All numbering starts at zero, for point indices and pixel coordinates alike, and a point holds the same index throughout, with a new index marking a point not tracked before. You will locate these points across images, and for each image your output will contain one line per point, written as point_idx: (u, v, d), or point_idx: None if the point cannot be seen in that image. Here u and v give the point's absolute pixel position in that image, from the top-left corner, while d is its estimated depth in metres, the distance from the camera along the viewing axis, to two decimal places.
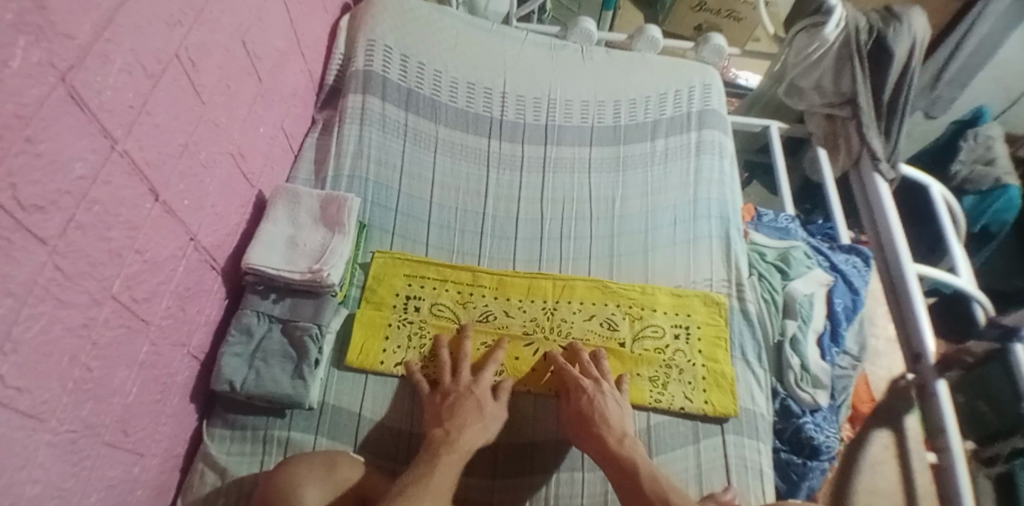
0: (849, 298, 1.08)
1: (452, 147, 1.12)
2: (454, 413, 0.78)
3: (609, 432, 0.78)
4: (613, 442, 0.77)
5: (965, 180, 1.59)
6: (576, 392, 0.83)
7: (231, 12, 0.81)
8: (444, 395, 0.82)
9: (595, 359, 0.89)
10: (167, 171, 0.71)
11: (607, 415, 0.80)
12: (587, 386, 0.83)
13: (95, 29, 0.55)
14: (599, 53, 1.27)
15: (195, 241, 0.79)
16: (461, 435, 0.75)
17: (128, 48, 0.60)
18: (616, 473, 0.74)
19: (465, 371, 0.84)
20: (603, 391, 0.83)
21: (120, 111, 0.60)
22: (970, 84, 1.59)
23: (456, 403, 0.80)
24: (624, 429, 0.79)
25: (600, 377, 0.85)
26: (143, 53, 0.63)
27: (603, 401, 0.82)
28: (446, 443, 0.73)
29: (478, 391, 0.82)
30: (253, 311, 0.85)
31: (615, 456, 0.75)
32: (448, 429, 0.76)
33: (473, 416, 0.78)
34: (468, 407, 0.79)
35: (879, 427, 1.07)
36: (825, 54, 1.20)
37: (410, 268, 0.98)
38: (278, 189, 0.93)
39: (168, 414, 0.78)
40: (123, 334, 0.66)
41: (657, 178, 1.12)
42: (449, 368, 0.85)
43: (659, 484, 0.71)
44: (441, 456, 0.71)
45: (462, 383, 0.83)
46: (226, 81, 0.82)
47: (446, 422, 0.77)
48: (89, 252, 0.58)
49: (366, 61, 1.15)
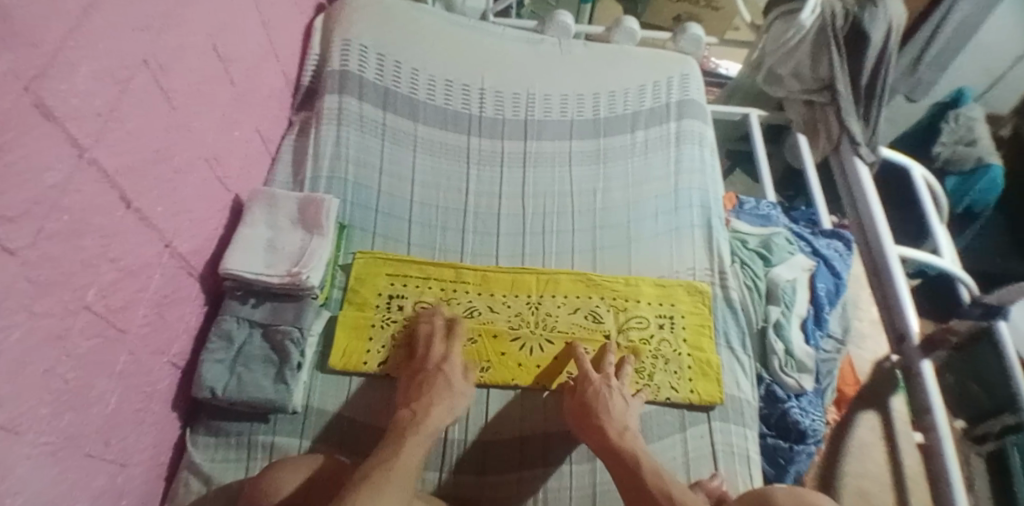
0: (832, 282, 1.08)
1: (432, 145, 1.12)
2: (423, 391, 0.80)
3: (609, 423, 0.77)
4: (613, 436, 0.76)
5: (947, 161, 1.61)
6: (584, 383, 0.83)
7: (202, 16, 0.81)
8: (414, 373, 0.84)
9: (620, 365, 0.89)
10: (139, 179, 0.70)
11: (609, 406, 0.79)
12: (594, 379, 0.83)
13: (60, 37, 0.54)
14: (579, 47, 1.26)
15: (170, 247, 0.78)
16: (428, 417, 0.76)
17: (98, 55, 0.60)
18: (616, 467, 0.74)
19: (437, 346, 0.86)
20: (609, 384, 0.83)
21: (87, 119, 0.59)
22: (951, 68, 1.61)
23: (426, 381, 0.81)
24: (624, 422, 0.79)
25: (611, 373, 0.86)
26: (111, 60, 0.62)
27: (607, 393, 0.81)
28: (411, 425, 0.74)
29: (448, 369, 0.83)
30: (233, 316, 0.84)
31: (617, 450, 0.75)
32: (415, 410, 0.77)
33: (441, 394, 0.79)
34: (438, 386, 0.80)
35: (866, 409, 1.07)
36: (801, 41, 1.21)
37: (392, 267, 0.97)
38: (255, 192, 0.92)
39: (150, 423, 0.77)
40: (99, 343, 0.65)
41: (638, 169, 1.12)
42: (426, 338, 0.88)
43: (660, 480, 0.70)
44: (407, 438, 0.72)
45: (432, 359, 0.84)
46: (198, 85, 0.81)
47: (414, 403, 0.78)
48: (62, 261, 0.57)
49: (342, 61, 1.14)
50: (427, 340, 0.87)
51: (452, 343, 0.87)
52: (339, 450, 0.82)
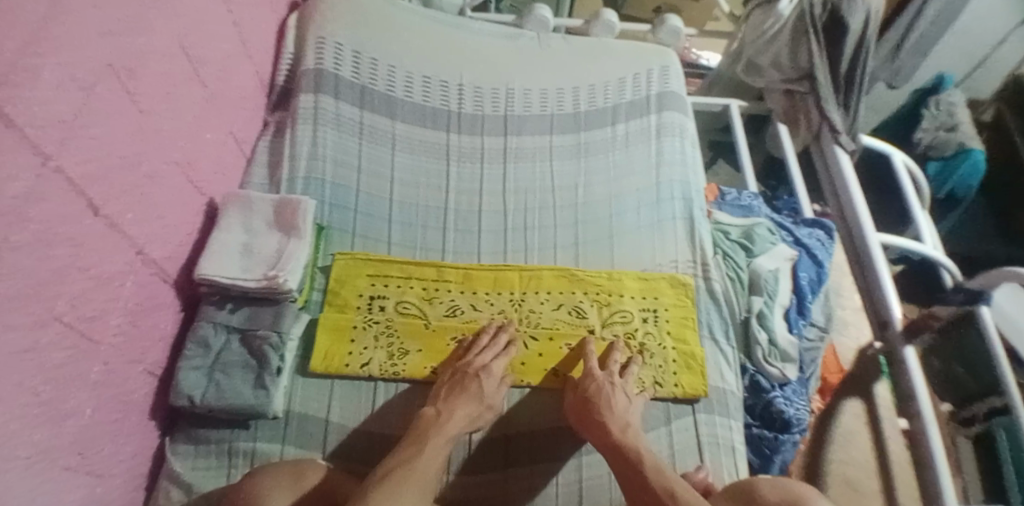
0: (814, 271, 1.08)
1: (411, 143, 1.10)
2: (453, 393, 0.81)
3: (613, 420, 0.77)
4: (616, 432, 0.76)
5: (929, 147, 1.63)
6: (586, 379, 0.83)
7: (169, 17, 0.78)
8: (453, 372, 0.84)
9: (624, 365, 0.88)
10: (108, 186, 0.68)
11: (612, 403, 0.80)
12: (597, 376, 0.83)
13: (21, 43, 0.52)
14: (557, 40, 1.25)
15: (143, 254, 0.76)
16: (450, 419, 0.77)
17: (59, 60, 0.58)
18: (618, 464, 0.73)
19: (486, 351, 0.86)
20: (612, 381, 0.83)
21: (50, 126, 0.57)
22: (931, 54, 1.60)
23: (458, 384, 0.82)
24: (627, 419, 0.79)
25: (613, 371, 0.85)
26: (72, 64, 0.60)
27: (609, 391, 0.81)
28: (434, 425, 0.76)
29: (484, 377, 0.82)
30: (210, 323, 0.83)
31: (620, 446, 0.75)
32: (439, 410, 0.78)
33: (469, 399, 0.80)
34: (470, 391, 0.81)
35: (850, 397, 1.08)
36: (780, 30, 1.23)
37: (373, 268, 0.96)
38: (230, 196, 0.91)
39: (127, 434, 0.76)
40: (72, 355, 0.63)
41: (619, 163, 1.11)
42: (481, 343, 0.87)
43: (663, 476, 0.69)
44: (430, 439, 0.73)
45: (473, 364, 0.84)
46: (167, 89, 0.79)
47: (440, 403, 0.80)
48: (32, 272, 0.56)
49: (316, 59, 1.12)
50: (482, 346, 0.87)
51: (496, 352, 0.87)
52: (321, 455, 0.80)
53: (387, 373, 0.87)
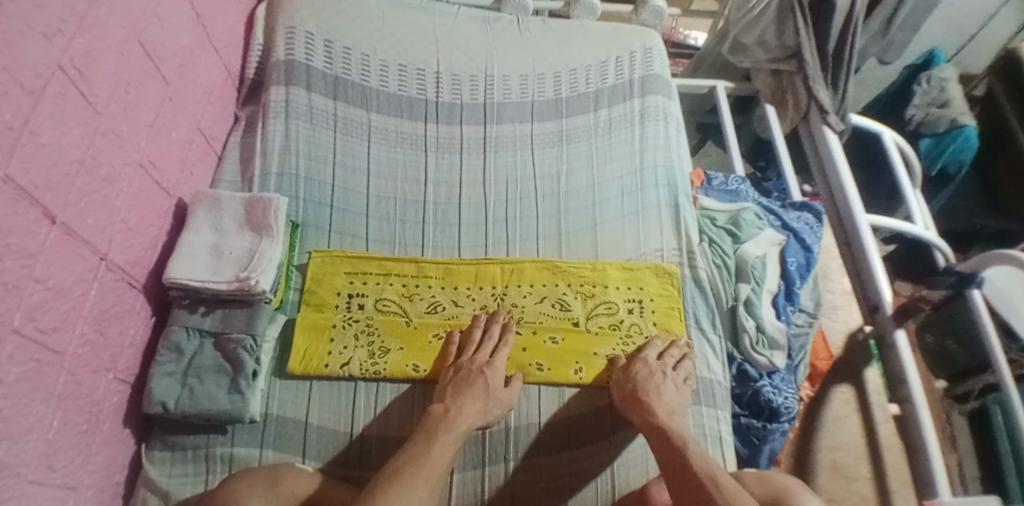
0: (802, 256, 1.06)
1: (387, 135, 1.07)
2: (459, 390, 0.79)
3: (660, 405, 0.78)
4: (662, 415, 0.77)
5: (921, 124, 1.60)
6: (638, 364, 0.84)
7: (123, 13, 0.74)
8: (456, 369, 0.83)
9: (679, 359, 0.86)
10: (63, 192, 0.64)
11: (660, 390, 0.79)
12: (651, 363, 0.83)
13: None
14: (536, 24, 1.23)
15: (106, 260, 0.72)
16: (460, 415, 0.76)
17: (2, 65, 0.54)
18: (660, 447, 0.73)
19: (485, 349, 0.85)
20: (664, 370, 0.82)
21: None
22: (920, 31, 1.57)
23: (464, 380, 0.80)
24: (675, 408, 0.79)
25: (660, 358, 0.85)
26: (18, 68, 0.56)
27: (659, 378, 0.81)
28: (443, 422, 0.75)
29: (489, 373, 0.81)
30: (181, 327, 0.81)
31: (665, 428, 0.75)
32: (447, 407, 0.77)
33: (477, 396, 0.78)
34: (476, 387, 0.79)
35: (839, 383, 1.07)
36: (765, 8, 1.18)
37: (350, 265, 0.93)
38: (198, 195, 0.88)
39: (99, 444, 0.72)
40: (33, 368, 0.60)
41: (602, 151, 1.09)
42: (474, 342, 0.86)
43: (708, 464, 0.69)
44: (438, 437, 0.72)
45: (477, 360, 0.83)
46: (124, 87, 0.75)
47: (447, 399, 0.78)
48: None
49: (287, 50, 1.09)
50: (476, 342, 0.86)
51: (493, 351, 0.86)
52: (300, 458, 0.79)
53: (368, 373, 0.85)
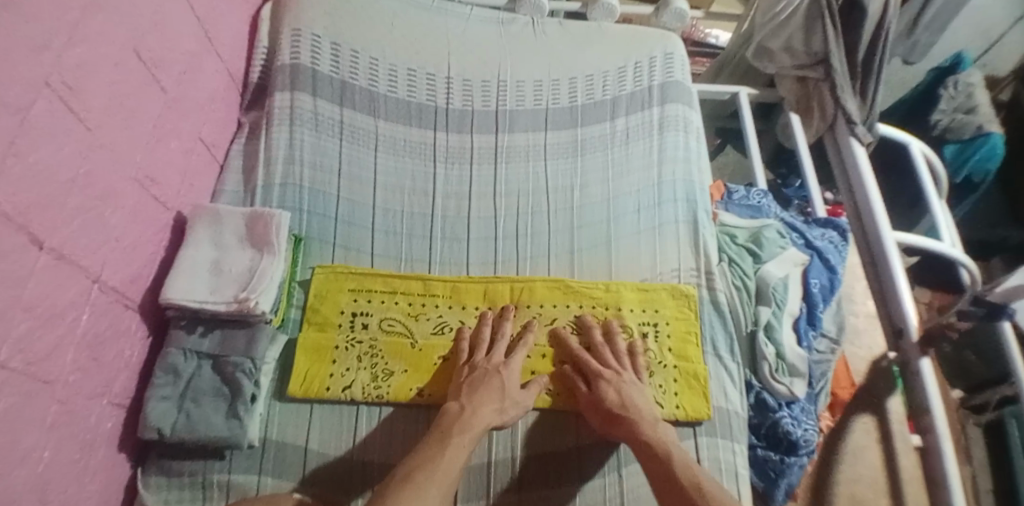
0: (826, 277, 1.01)
1: (394, 144, 1.03)
2: (476, 388, 0.77)
3: (641, 418, 0.76)
4: (646, 428, 0.74)
5: (946, 130, 1.52)
6: (602, 384, 0.80)
7: (117, 19, 0.70)
8: (472, 370, 0.81)
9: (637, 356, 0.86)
10: (52, 215, 0.60)
11: (630, 402, 0.77)
12: (608, 376, 0.80)
13: None
14: (552, 27, 1.17)
15: (99, 282, 0.69)
16: (475, 415, 0.74)
17: None
18: (647, 461, 0.71)
19: (499, 350, 0.83)
20: (628, 384, 0.80)
21: None
22: (948, 31, 1.50)
23: (480, 379, 0.78)
24: (654, 414, 0.77)
25: (620, 368, 0.82)
26: (2, 87, 0.52)
27: (626, 392, 0.79)
28: (457, 423, 0.72)
29: (506, 372, 0.80)
30: (179, 349, 0.77)
31: (647, 438, 0.73)
32: (462, 406, 0.75)
33: (492, 394, 0.76)
34: (491, 387, 0.77)
35: (861, 413, 1.01)
36: (793, 12, 1.13)
37: (354, 282, 0.90)
38: (197, 210, 0.84)
39: (93, 471, 0.70)
40: (20, 400, 0.57)
41: (618, 161, 1.04)
42: (485, 342, 0.85)
43: (691, 471, 0.68)
44: (452, 438, 0.70)
45: (492, 360, 0.82)
46: (120, 99, 0.72)
47: (462, 397, 0.76)
48: None
49: (292, 53, 1.04)
50: (487, 342, 0.85)
51: (510, 352, 0.84)
52: (297, 488, 0.76)
53: (370, 397, 0.82)
